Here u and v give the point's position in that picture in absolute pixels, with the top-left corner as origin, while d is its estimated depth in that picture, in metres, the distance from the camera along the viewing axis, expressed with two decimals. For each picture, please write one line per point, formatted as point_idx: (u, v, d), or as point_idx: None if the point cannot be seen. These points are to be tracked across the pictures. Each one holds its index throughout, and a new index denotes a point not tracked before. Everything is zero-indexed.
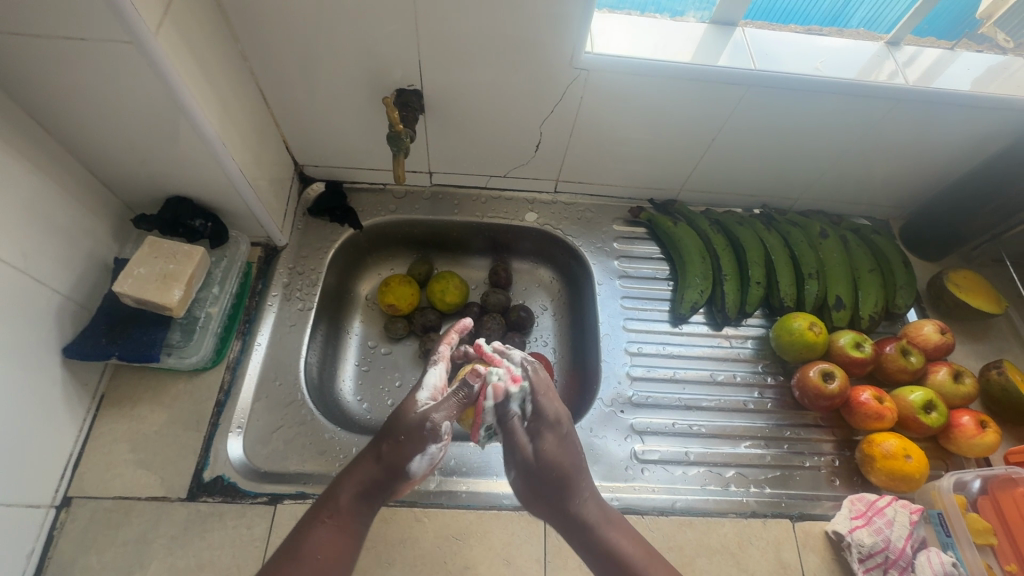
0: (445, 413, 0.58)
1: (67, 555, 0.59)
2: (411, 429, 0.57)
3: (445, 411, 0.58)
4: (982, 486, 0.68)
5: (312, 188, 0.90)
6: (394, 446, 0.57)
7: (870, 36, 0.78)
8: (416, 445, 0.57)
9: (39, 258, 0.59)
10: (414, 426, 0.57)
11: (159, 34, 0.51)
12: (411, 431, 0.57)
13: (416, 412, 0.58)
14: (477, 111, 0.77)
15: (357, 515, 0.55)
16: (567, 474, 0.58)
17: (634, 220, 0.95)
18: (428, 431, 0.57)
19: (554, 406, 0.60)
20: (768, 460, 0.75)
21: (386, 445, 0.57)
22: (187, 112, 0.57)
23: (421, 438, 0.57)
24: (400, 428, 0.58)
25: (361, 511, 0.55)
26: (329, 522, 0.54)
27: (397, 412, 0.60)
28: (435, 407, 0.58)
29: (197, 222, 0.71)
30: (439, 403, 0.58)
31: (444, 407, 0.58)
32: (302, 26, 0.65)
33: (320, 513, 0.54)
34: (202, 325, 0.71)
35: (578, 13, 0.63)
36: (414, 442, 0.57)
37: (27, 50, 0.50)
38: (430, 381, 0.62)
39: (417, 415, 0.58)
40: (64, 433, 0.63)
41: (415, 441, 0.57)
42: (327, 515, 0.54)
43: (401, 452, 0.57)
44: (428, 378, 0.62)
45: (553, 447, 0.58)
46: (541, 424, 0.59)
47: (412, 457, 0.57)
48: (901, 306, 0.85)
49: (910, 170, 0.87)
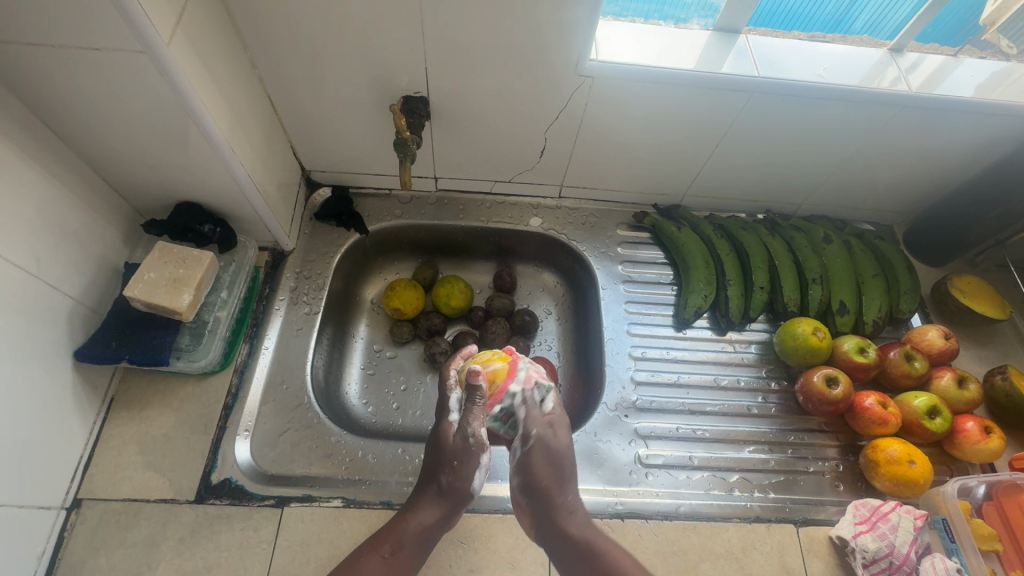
0: (479, 420, 0.55)
1: (77, 556, 0.60)
2: (460, 452, 0.55)
3: (478, 416, 0.55)
4: (986, 492, 0.69)
5: (318, 193, 0.91)
6: (451, 475, 0.55)
7: (872, 43, 0.79)
8: (469, 464, 0.55)
9: (51, 263, 0.60)
10: (460, 446, 0.55)
11: (171, 43, 0.52)
12: (460, 454, 0.55)
13: (456, 433, 0.56)
14: (482, 117, 0.78)
15: (419, 550, 0.54)
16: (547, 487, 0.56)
17: (638, 225, 0.95)
18: (475, 446, 0.55)
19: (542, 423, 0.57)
20: (772, 465, 0.75)
21: (444, 477, 0.56)
22: (198, 120, 0.58)
23: (471, 456, 0.55)
24: (448, 454, 0.55)
25: (422, 546, 0.54)
26: (390, 558, 0.52)
27: (435, 439, 0.58)
28: (468, 417, 0.55)
29: (206, 226, 0.73)
30: (467, 416, 0.55)
31: (475, 416, 0.55)
32: (310, 34, 0.66)
33: (381, 547, 0.53)
34: (210, 329, 0.71)
35: (583, 21, 0.64)
36: (465, 462, 0.55)
37: (43, 59, 0.51)
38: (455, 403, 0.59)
39: (457, 434, 0.55)
40: (74, 435, 0.64)
41: (468, 462, 0.55)
42: (388, 550, 0.53)
43: (458, 478, 0.55)
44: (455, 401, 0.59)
45: (539, 461, 0.56)
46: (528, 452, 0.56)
47: (470, 478, 0.55)
48: (905, 312, 0.85)
49: (914, 175, 0.87)
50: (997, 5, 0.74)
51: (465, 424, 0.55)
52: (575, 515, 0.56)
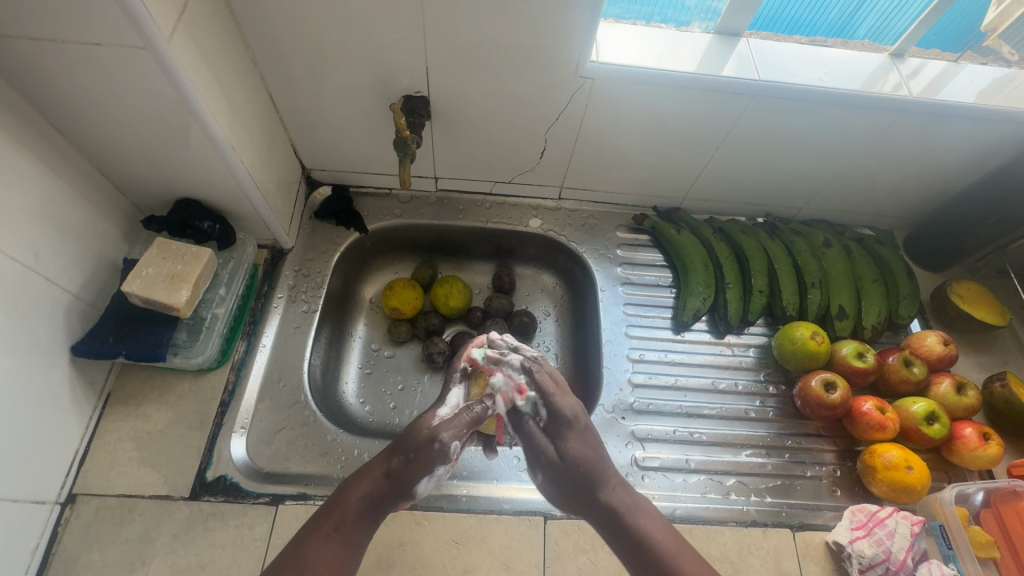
0: (453, 432, 0.55)
1: (71, 551, 0.60)
2: (422, 447, 0.55)
3: (455, 428, 0.56)
4: (984, 499, 0.69)
5: (318, 192, 0.91)
6: (404, 463, 0.55)
7: (874, 49, 0.79)
8: (426, 465, 0.54)
9: (50, 257, 0.60)
10: (425, 443, 0.55)
11: (172, 39, 0.52)
12: (421, 450, 0.55)
13: (431, 427, 0.56)
14: (483, 117, 0.78)
15: (361, 527, 0.53)
16: (593, 467, 0.56)
17: (637, 227, 0.95)
18: (439, 451, 0.55)
19: (569, 403, 0.58)
20: (769, 469, 0.75)
21: (398, 461, 0.55)
22: (198, 116, 0.58)
23: (431, 458, 0.54)
24: (411, 444, 0.56)
25: (365, 523, 0.54)
26: (333, 535, 0.52)
27: (412, 425, 0.58)
28: (445, 425, 0.56)
29: (205, 224, 0.72)
30: (448, 422, 0.56)
31: (452, 425, 0.56)
32: (311, 32, 0.66)
33: (324, 524, 0.52)
34: (207, 326, 0.71)
35: (584, 23, 0.64)
36: (424, 460, 0.54)
37: (44, 54, 0.51)
38: (451, 400, 0.62)
39: (429, 431, 0.56)
40: (70, 430, 0.64)
41: (427, 461, 0.54)
42: (331, 528, 0.52)
43: (411, 470, 0.55)
44: (450, 397, 0.62)
45: (577, 445, 0.56)
46: (558, 426, 0.57)
47: (421, 477, 0.55)
48: (904, 317, 0.85)
49: (915, 180, 0.87)
50: (1000, 9, 0.74)
51: (440, 428, 0.55)
52: (629, 499, 0.56)
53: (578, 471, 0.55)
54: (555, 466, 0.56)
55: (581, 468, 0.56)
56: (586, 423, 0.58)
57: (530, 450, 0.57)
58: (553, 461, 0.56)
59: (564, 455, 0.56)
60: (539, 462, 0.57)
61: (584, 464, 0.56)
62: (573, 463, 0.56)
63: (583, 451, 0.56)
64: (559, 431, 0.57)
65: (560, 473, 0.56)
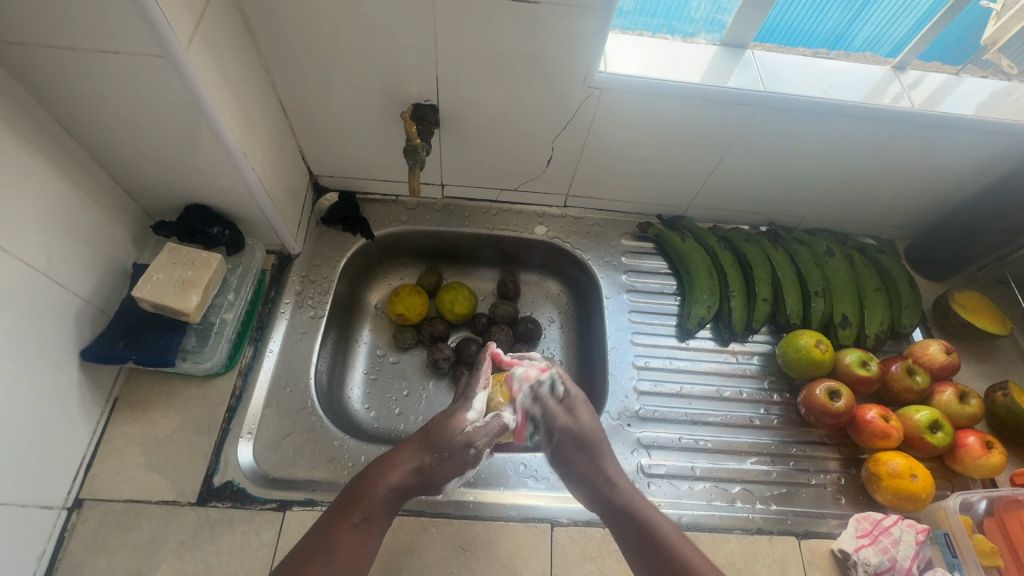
0: (485, 440, 0.58)
1: (77, 557, 0.59)
2: (456, 450, 0.57)
3: (489, 438, 0.58)
4: (988, 507, 0.69)
5: (326, 198, 0.92)
6: (437, 462, 0.56)
7: (875, 60, 0.80)
8: (457, 467, 0.57)
9: (61, 262, 0.60)
10: (460, 447, 0.57)
11: (189, 48, 0.53)
12: (455, 451, 0.57)
13: (464, 430, 0.58)
14: (490, 126, 0.79)
15: (384, 518, 0.54)
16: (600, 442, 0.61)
17: (642, 235, 0.96)
18: (471, 457, 0.58)
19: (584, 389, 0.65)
20: (774, 477, 0.75)
21: (430, 459, 0.56)
22: (212, 123, 0.59)
23: (463, 462, 0.57)
24: (444, 445, 0.57)
25: (387, 515, 0.55)
26: (359, 526, 0.53)
27: (441, 421, 0.59)
28: (478, 433, 0.58)
29: (214, 229, 0.73)
30: (482, 429, 0.58)
31: (486, 434, 0.58)
32: (322, 40, 0.67)
33: (352, 514, 0.53)
34: (216, 331, 0.72)
35: (594, 34, 0.65)
36: (456, 463, 0.57)
37: (62, 62, 0.52)
38: (476, 404, 0.61)
39: (464, 435, 0.57)
40: (77, 435, 0.64)
41: (458, 463, 0.57)
42: (358, 518, 0.53)
43: (442, 470, 0.57)
44: (476, 399, 0.61)
45: (588, 421, 0.62)
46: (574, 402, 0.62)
47: (450, 476, 0.57)
48: (906, 326, 0.86)
49: (917, 190, 0.88)
50: (998, 24, 0.74)
51: (476, 436, 0.58)
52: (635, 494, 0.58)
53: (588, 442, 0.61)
54: (569, 440, 0.61)
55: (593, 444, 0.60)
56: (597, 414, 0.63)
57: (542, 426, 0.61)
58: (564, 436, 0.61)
59: (578, 426, 0.61)
60: (552, 436, 0.61)
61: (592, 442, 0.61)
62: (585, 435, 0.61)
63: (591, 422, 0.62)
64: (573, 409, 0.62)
65: (568, 444, 0.61)
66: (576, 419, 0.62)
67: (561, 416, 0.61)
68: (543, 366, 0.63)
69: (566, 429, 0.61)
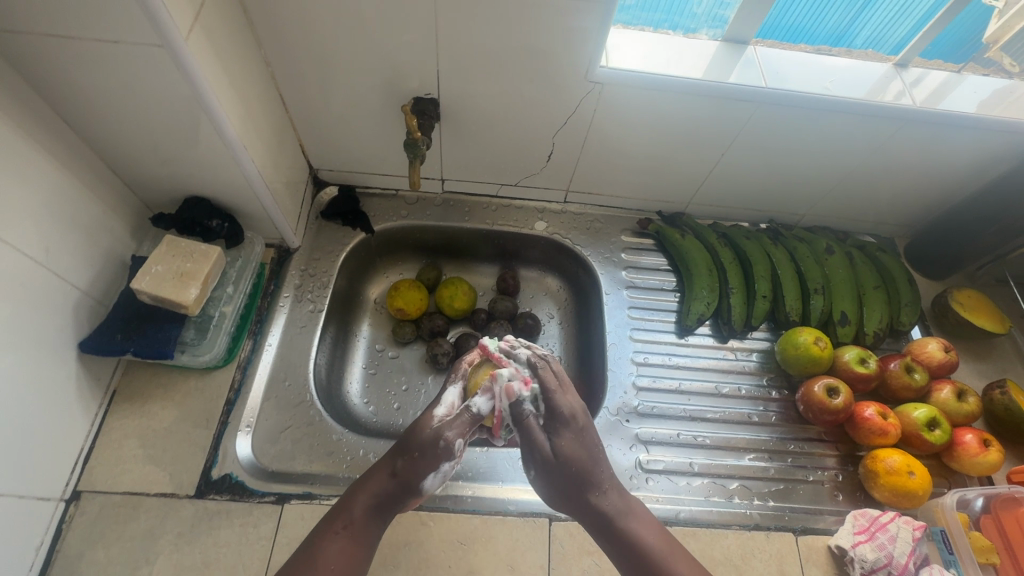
0: (458, 431, 0.55)
1: (75, 549, 0.59)
2: (426, 447, 0.55)
3: (458, 428, 0.56)
4: (984, 505, 0.69)
5: (325, 192, 0.91)
6: (408, 463, 0.55)
7: (877, 57, 0.80)
8: (430, 463, 0.54)
9: (59, 253, 0.60)
10: (428, 443, 0.55)
11: (189, 38, 0.52)
12: (424, 448, 0.55)
13: (432, 426, 0.56)
14: (491, 120, 0.79)
15: (370, 527, 0.54)
16: (586, 469, 0.55)
17: (642, 231, 0.96)
18: (442, 450, 0.55)
19: (569, 402, 0.57)
20: (772, 473, 0.75)
21: (402, 461, 0.55)
22: (211, 115, 0.58)
23: (435, 457, 0.54)
24: (414, 444, 0.55)
25: (374, 523, 0.55)
26: (343, 533, 0.53)
27: (413, 427, 0.58)
28: (447, 425, 0.56)
29: (214, 222, 0.72)
30: (450, 421, 0.56)
31: (456, 425, 0.56)
32: (322, 32, 0.67)
33: (334, 524, 0.54)
34: (215, 323, 0.71)
35: (595, 29, 0.65)
36: (428, 459, 0.55)
37: (60, 51, 0.51)
38: (447, 399, 0.61)
39: (431, 430, 0.56)
40: (75, 427, 0.63)
41: (430, 460, 0.54)
42: (341, 526, 0.53)
43: (415, 470, 0.55)
44: (446, 395, 0.61)
45: (573, 445, 0.56)
46: (558, 422, 0.56)
47: (426, 475, 0.55)
48: (905, 324, 0.86)
49: (917, 188, 0.88)
50: (1000, 22, 0.74)
51: (443, 428, 0.55)
52: (621, 503, 0.56)
53: (570, 471, 0.55)
54: (550, 467, 0.55)
55: (577, 468, 0.55)
56: (583, 422, 0.57)
57: (528, 446, 0.56)
58: (547, 460, 0.55)
59: (557, 455, 0.55)
60: (535, 460, 0.55)
61: (578, 464, 0.55)
62: (566, 463, 0.55)
63: (578, 451, 0.55)
64: (557, 428, 0.56)
65: (549, 476, 0.55)
66: (557, 447, 0.55)
67: (541, 439, 0.55)
68: (528, 376, 0.57)
69: (546, 460, 0.55)
